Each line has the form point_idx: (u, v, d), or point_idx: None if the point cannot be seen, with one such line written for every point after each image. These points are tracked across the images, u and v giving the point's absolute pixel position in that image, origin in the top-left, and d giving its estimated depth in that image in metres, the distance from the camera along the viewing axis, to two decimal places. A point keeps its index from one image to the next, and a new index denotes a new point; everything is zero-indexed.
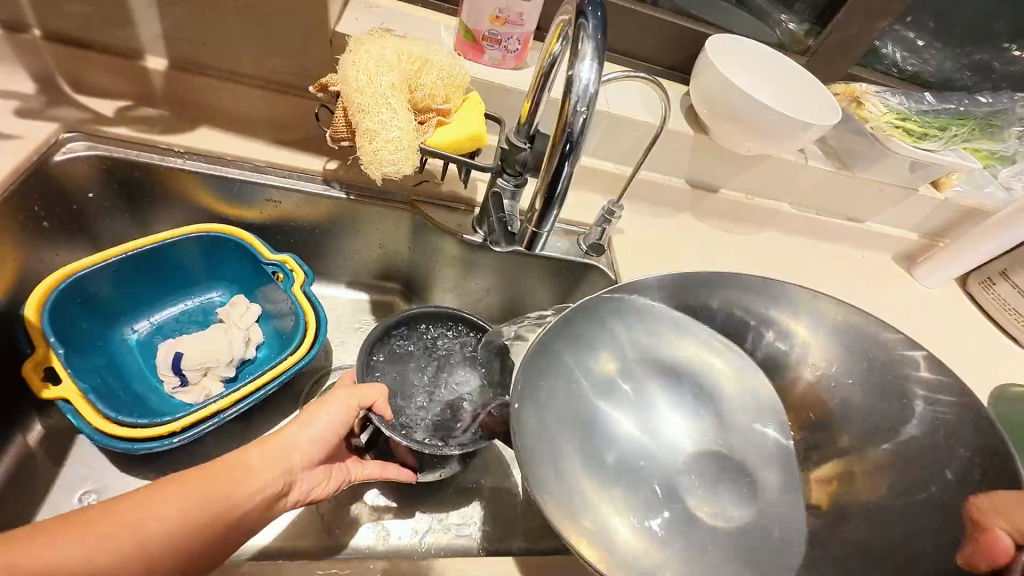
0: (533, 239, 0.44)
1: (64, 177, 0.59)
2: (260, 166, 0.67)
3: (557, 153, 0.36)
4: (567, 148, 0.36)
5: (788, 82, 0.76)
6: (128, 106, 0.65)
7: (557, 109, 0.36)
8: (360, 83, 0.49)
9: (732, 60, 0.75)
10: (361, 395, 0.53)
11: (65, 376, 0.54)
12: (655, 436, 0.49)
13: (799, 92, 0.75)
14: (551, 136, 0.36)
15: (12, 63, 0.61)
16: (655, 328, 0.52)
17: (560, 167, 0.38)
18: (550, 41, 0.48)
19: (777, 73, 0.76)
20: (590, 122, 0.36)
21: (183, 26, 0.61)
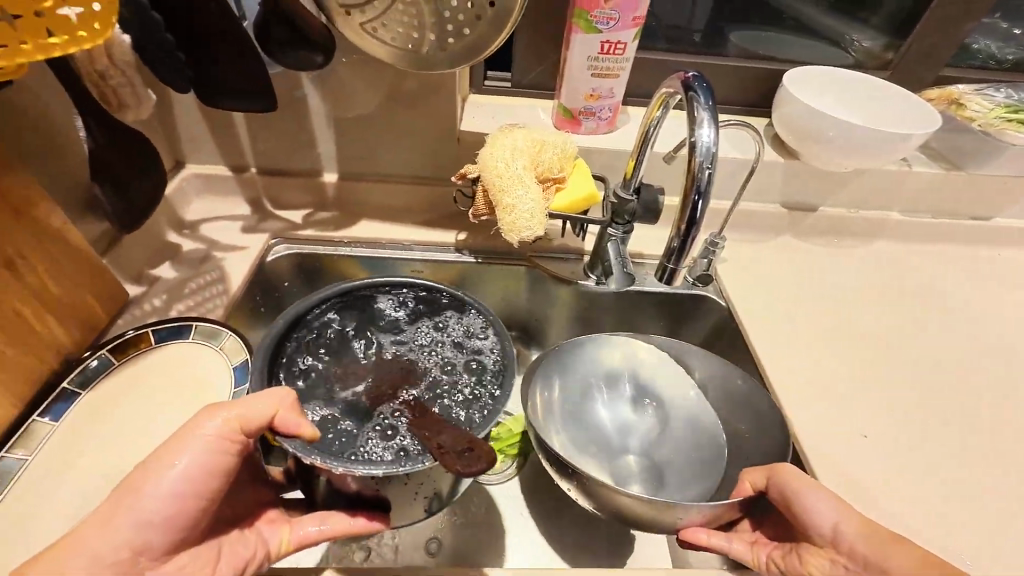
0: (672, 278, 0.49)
1: (273, 272, 0.77)
2: (406, 245, 0.81)
3: (689, 203, 0.43)
4: (699, 198, 0.42)
5: (876, 96, 0.77)
6: (310, 212, 0.83)
7: (685, 167, 0.43)
8: (498, 169, 0.61)
9: (817, 86, 0.78)
10: (239, 418, 0.42)
11: None
12: (619, 429, 0.68)
13: (891, 104, 0.77)
14: (682, 190, 0.43)
15: (235, 194, 0.82)
16: (617, 355, 0.69)
17: (693, 214, 0.44)
18: (649, 110, 0.57)
19: (863, 90, 0.78)
20: (714, 173, 0.43)
21: (350, 146, 0.79)
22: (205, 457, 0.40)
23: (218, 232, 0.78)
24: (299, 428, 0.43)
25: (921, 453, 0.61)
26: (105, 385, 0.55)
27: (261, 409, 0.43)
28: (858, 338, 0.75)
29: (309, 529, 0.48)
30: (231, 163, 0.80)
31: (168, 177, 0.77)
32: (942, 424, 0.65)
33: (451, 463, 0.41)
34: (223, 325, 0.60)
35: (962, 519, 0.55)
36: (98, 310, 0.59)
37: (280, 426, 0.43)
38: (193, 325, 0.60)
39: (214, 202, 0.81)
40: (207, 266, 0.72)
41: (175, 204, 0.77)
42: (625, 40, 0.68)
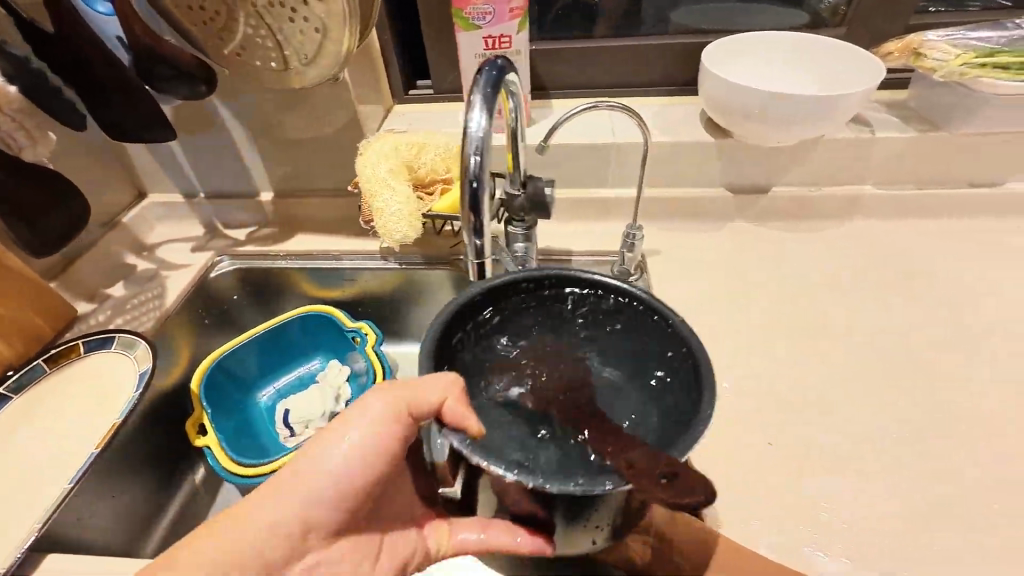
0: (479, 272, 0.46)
1: (215, 287, 0.84)
2: (335, 255, 0.85)
3: (465, 194, 0.40)
4: (474, 186, 0.40)
5: (816, 54, 0.68)
6: (254, 230, 0.90)
7: (459, 152, 0.40)
8: (368, 176, 0.62)
9: (744, 53, 0.70)
10: (401, 400, 0.43)
11: (210, 429, 0.73)
12: None
13: (833, 61, 0.68)
14: (458, 180, 0.40)
15: (190, 218, 0.90)
16: None
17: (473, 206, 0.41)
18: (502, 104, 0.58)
19: (802, 53, 0.69)
20: (489, 159, 0.40)
21: (278, 166, 0.84)
22: (370, 435, 0.44)
23: (171, 253, 0.86)
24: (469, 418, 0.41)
25: (834, 467, 0.54)
26: (38, 389, 0.64)
27: (431, 397, 0.42)
28: (799, 335, 0.67)
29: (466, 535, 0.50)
30: (183, 190, 0.89)
31: (130, 206, 0.87)
32: (877, 434, 0.57)
33: (660, 492, 0.37)
34: (139, 336, 0.67)
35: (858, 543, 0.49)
36: (42, 325, 0.68)
37: (448, 417, 0.41)
38: (116, 337, 0.67)
39: (173, 226, 0.90)
40: (152, 284, 0.80)
41: (136, 229, 0.87)
42: (508, 34, 0.67)
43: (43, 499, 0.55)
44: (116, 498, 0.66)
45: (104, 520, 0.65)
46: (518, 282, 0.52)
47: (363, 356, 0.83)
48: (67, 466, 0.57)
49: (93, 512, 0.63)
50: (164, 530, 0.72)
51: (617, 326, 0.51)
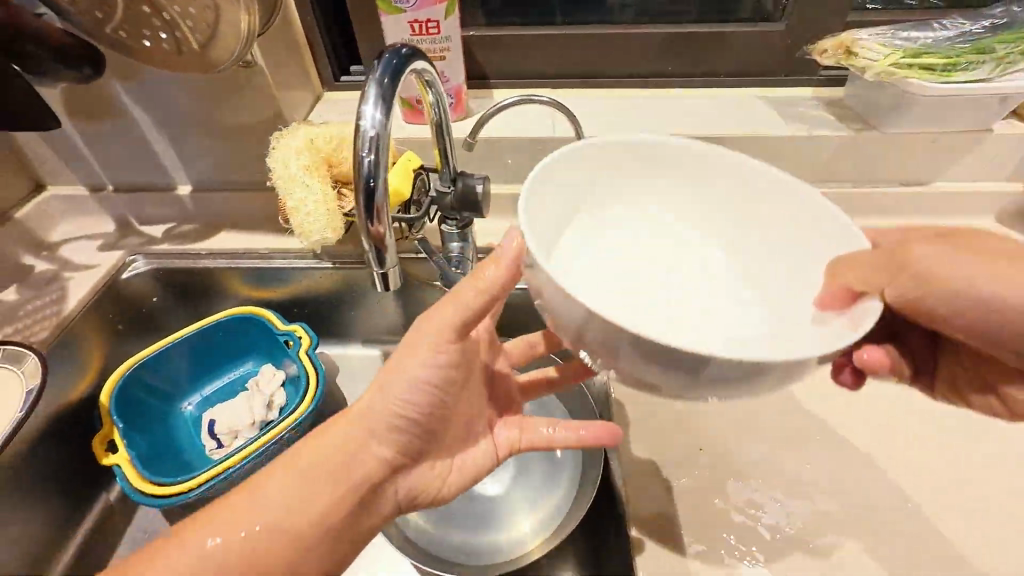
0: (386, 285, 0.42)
1: (129, 290, 0.78)
2: (265, 254, 0.80)
3: (361, 190, 0.36)
4: (369, 186, 0.36)
5: (710, 207, 0.47)
6: (173, 226, 0.83)
7: (352, 155, 0.37)
8: (280, 171, 0.57)
9: (610, 250, 0.48)
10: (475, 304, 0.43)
11: (121, 446, 0.68)
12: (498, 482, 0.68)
13: (765, 244, 0.46)
14: (353, 177, 0.36)
15: (100, 212, 0.82)
16: None
17: (371, 206, 0.37)
18: (423, 96, 0.54)
19: (726, 226, 0.47)
20: (385, 156, 0.36)
21: (198, 158, 0.77)
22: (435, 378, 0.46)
23: (76, 253, 0.78)
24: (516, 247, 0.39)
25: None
26: None
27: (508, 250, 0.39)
28: None
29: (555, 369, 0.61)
30: (89, 183, 0.80)
31: (26, 199, 0.79)
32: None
33: None
34: (29, 349, 0.60)
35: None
36: None
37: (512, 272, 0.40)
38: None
39: (80, 223, 0.82)
40: (51, 288, 0.73)
41: (33, 225, 0.78)
42: (435, 19, 0.63)
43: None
44: None
45: None
46: None
47: (296, 360, 0.79)
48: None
49: None
50: None
51: None
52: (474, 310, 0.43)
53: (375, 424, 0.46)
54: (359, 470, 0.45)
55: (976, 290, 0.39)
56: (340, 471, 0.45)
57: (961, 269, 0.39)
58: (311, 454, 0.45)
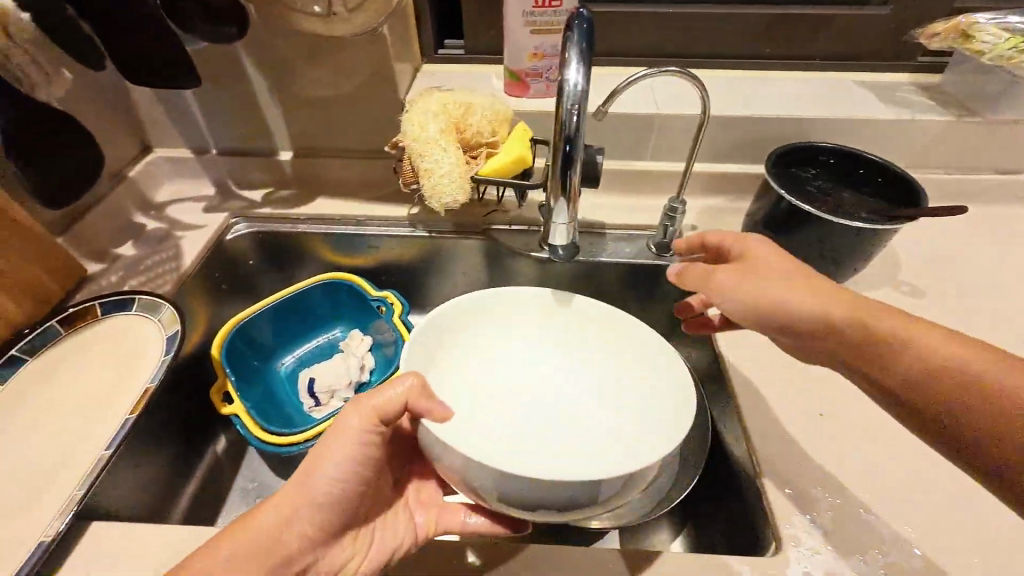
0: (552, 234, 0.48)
1: (232, 251, 0.80)
2: (360, 221, 0.82)
3: (563, 150, 0.40)
4: (567, 148, 0.39)
5: (573, 377, 0.62)
6: (271, 191, 0.85)
7: (554, 117, 0.39)
8: (415, 133, 0.59)
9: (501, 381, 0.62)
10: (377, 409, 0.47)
11: (235, 397, 0.70)
12: None
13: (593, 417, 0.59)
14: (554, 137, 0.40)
15: (202, 176, 0.85)
16: None
17: (569, 164, 0.41)
18: None
19: (585, 394, 0.61)
20: (585, 121, 0.39)
21: (303, 124, 0.80)
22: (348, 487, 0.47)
23: (183, 213, 0.81)
24: (440, 408, 0.47)
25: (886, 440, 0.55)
26: (53, 352, 0.59)
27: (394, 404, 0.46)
28: None
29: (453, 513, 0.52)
30: (195, 146, 0.83)
31: (136, 160, 0.81)
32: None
33: (934, 211, 0.58)
34: (163, 298, 0.63)
35: (924, 516, 0.49)
36: (51, 284, 0.63)
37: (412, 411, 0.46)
38: (136, 298, 0.63)
39: (183, 185, 0.85)
40: (165, 245, 0.76)
41: (143, 185, 0.81)
42: None
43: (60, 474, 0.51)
44: (138, 468, 0.63)
45: (130, 491, 0.61)
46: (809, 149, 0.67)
47: (390, 325, 0.81)
48: (82, 438, 0.53)
49: (119, 483, 0.59)
50: (182, 503, 0.68)
51: (862, 173, 0.66)
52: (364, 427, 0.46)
53: (292, 504, 0.45)
54: (291, 537, 0.45)
55: (927, 361, 0.42)
56: (269, 540, 0.44)
57: (793, 300, 0.46)
58: (264, 525, 0.44)
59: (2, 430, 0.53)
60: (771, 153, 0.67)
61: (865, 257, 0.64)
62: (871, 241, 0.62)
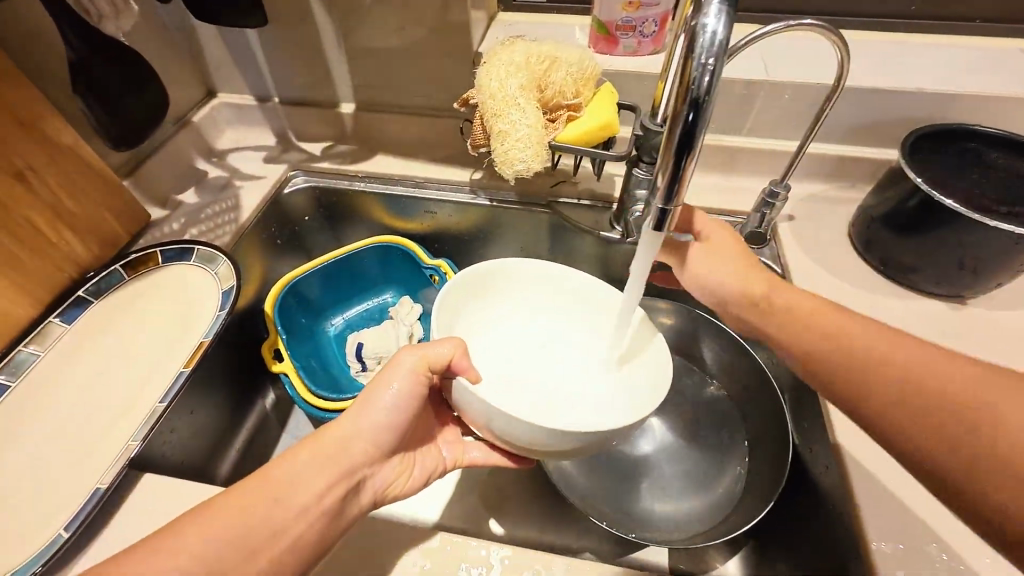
0: (661, 220, 0.36)
1: (289, 205, 0.78)
2: (419, 183, 0.77)
3: (683, 119, 0.31)
4: (691, 116, 0.31)
5: (582, 368, 0.59)
6: (330, 145, 0.82)
7: (678, 75, 0.31)
8: (491, 90, 0.52)
9: (503, 363, 0.59)
10: (431, 356, 0.45)
11: (286, 355, 0.69)
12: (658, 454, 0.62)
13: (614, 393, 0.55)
14: (673, 102, 0.31)
15: (263, 125, 0.83)
16: None
17: (689, 138, 0.32)
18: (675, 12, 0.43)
19: (588, 389, 0.58)
20: (719, 80, 0.30)
21: (366, 74, 0.74)
22: (405, 417, 0.47)
23: (243, 162, 0.79)
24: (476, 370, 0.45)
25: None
26: (116, 295, 0.59)
27: (443, 352, 0.45)
28: (968, 330, 0.56)
29: (475, 454, 0.55)
30: (258, 92, 0.80)
31: (200, 104, 0.80)
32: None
33: None
34: (220, 251, 0.61)
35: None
36: (118, 229, 0.62)
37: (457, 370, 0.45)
38: (194, 249, 0.62)
39: (245, 133, 0.83)
40: (224, 194, 0.74)
41: (206, 130, 0.80)
42: None
43: (119, 420, 0.51)
44: (192, 418, 0.63)
45: (183, 440, 0.61)
46: (971, 136, 0.55)
47: None
48: (139, 386, 0.53)
49: (174, 431, 0.60)
50: (232, 455, 0.69)
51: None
52: (409, 379, 0.46)
53: (356, 430, 0.46)
54: (353, 454, 0.45)
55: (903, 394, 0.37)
56: (338, 456, 0.44)
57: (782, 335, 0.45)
58: (333, 438, 0.44)
59: (70, 369, 0.53)
60: (914, 131, 0.56)
61: (1018, 271, 0.52)
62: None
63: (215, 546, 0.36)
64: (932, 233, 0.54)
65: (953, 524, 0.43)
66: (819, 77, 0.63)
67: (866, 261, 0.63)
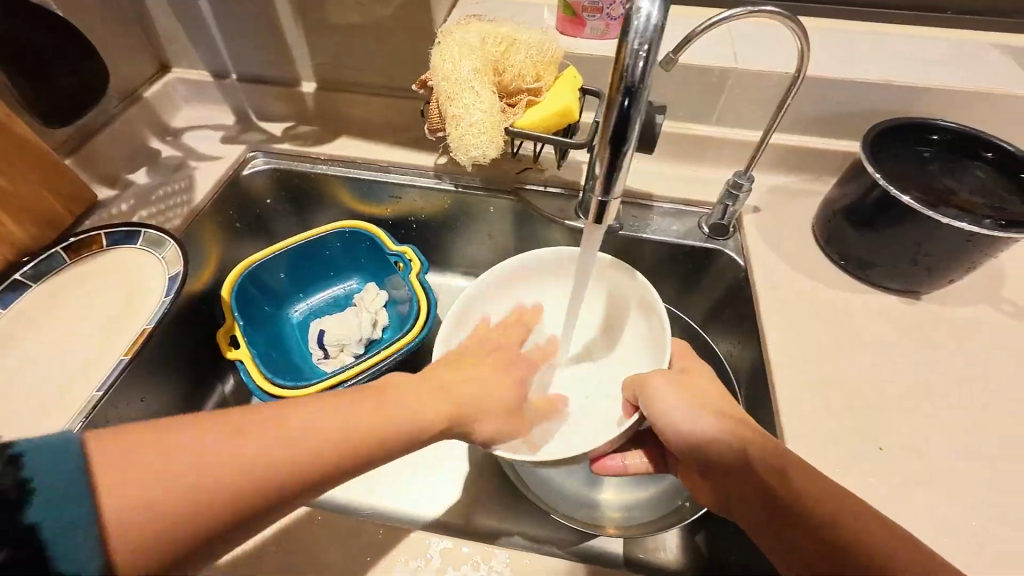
0: (600, 210, 0.35)
1: (247, 187, 0.75)
2: (384, 166, 0.75)
3: (617, 107, 0.30)
4: (625, 103, 0.30)
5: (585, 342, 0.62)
6: (291, 125, 0.79)
7: (612, 59, 0.30)
8: (445, 71, 0.50)
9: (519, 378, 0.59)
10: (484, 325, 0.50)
11: (242, 342, 0.68)
12: None
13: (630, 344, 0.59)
14: (607, 89, 0.30)
15: (221, 103, 0.79)
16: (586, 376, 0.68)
17: (624, 127, 0.31)
18: None
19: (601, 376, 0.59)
20: (654, 66, 0.29)
21: (326, 51, 0.72)
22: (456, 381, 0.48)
23: (199, 142, 0.76)
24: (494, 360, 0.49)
25: (969, 490, 0.45)
26: (57, 280, 0.57)
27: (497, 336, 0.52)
28: (920, 324, 0.57)
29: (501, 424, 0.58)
30: (214, 68, 0.76)
31: (153, 79, 0.76)
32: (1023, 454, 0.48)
33: None
34: (168, 235, 0.59)
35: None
36: (59, 210, 0.60)
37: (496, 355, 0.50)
38: (141, 232, 0.60)
39: (202, 111, 0.80)
40: (178, 175, 0.72)
41: (159, 107, 0.76)
42: None
43: (56, 408, 0.49)
44: (143, 406, 0.61)
45: None
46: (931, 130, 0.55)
47: (406, 284, 0.76)
48: (78, 374, 0.52)
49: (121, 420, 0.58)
50: None
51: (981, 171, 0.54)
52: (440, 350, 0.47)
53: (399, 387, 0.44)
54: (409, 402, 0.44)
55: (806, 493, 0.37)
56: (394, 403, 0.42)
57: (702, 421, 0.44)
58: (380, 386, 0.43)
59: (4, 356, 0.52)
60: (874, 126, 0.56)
61: (970, 267, 0.52)
62: (982, 249, 0.50)
63: (253, 452, 0.33)
64: (890, 227, 0.53)
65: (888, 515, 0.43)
66: (787, 66, 0.62)
67: (827, 255, 0.62)
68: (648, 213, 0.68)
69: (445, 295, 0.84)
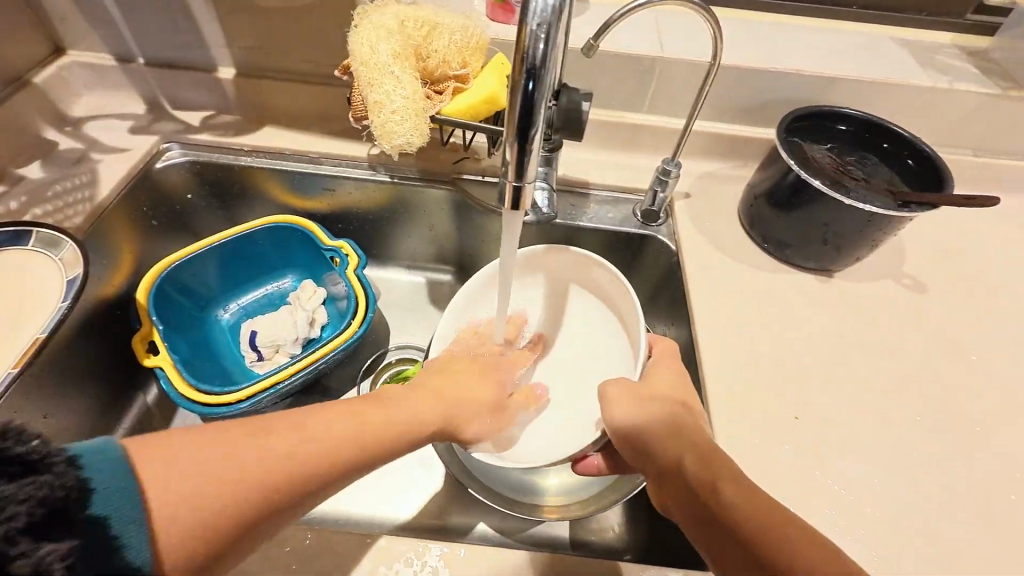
0: (516, 197, 0.35)
1: (161, 181, 0.70)
2: (314, 158, 0.72)
3: (521, 90, 0.30)
4: (529, 87, 0.29)
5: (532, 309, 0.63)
6: (210, 114, 0.74)
7: (514, 41, 0.29)
8: (363, 56, 0.48)
9: None
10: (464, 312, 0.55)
11: (162, 348, 0.63)
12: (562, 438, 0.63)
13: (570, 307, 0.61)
14: (511, 72, 0.29)
15: (128, 90, 0.73)
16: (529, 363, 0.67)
17: (530, 112, 0.30)
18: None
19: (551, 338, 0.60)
20: (555, 49, 0.29)
21: (243, 35, 0.67)
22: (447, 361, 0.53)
23: (104, 132, 0.70)
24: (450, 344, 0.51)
25: (874, 449, 0.49)
26: None
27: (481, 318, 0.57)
28: (833, 299, 0.61)
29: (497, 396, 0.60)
30: (116, 52, 0.70)
31: (45, 63, 0.69)
32: (919, 415, 0.52)
33: (961, 202, 0.50)
34: (65, 234, 0.54)
35: (901, 543, 0.44)
36: None
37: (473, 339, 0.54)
38: (33, 232, 0.54)
39: (106, 99, 0.73)
40: (79, 168, 0.66)
41: (54, 94, 0.69)
42: None
43: None
44: (47, 421, 0.56)
45: None
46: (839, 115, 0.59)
47: (343, 279, 0.73)
48: None
49: None
50: None
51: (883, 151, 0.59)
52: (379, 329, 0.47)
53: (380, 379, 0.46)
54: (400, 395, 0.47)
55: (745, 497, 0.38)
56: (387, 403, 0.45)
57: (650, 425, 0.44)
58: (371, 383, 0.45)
59: None
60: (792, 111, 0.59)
61: (873, 245, 0.57)
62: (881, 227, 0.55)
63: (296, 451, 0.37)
64: (804, 209, 0.57)
65: (804, 479, 0.46)
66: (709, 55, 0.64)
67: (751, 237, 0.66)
68: (585, 201, 0.69)
69: (387, 289, 0.82)
